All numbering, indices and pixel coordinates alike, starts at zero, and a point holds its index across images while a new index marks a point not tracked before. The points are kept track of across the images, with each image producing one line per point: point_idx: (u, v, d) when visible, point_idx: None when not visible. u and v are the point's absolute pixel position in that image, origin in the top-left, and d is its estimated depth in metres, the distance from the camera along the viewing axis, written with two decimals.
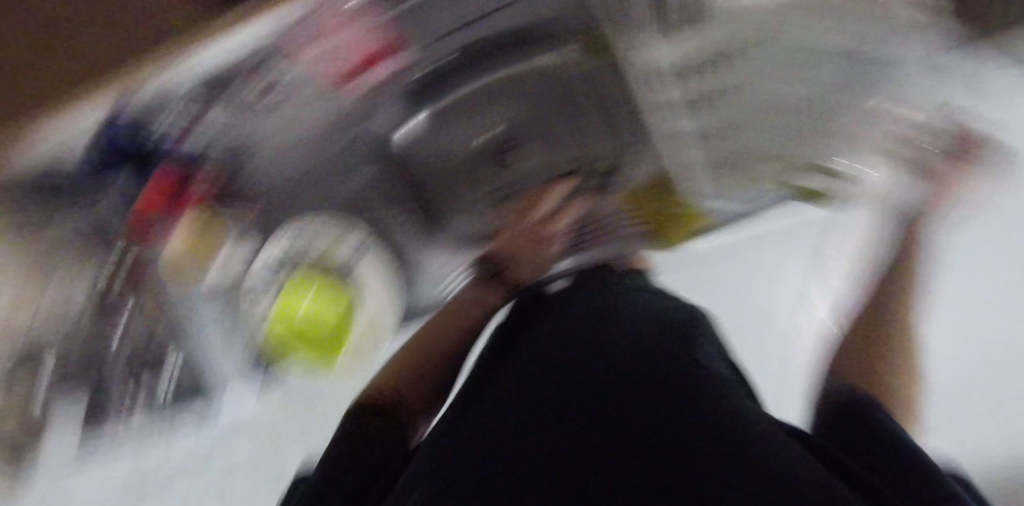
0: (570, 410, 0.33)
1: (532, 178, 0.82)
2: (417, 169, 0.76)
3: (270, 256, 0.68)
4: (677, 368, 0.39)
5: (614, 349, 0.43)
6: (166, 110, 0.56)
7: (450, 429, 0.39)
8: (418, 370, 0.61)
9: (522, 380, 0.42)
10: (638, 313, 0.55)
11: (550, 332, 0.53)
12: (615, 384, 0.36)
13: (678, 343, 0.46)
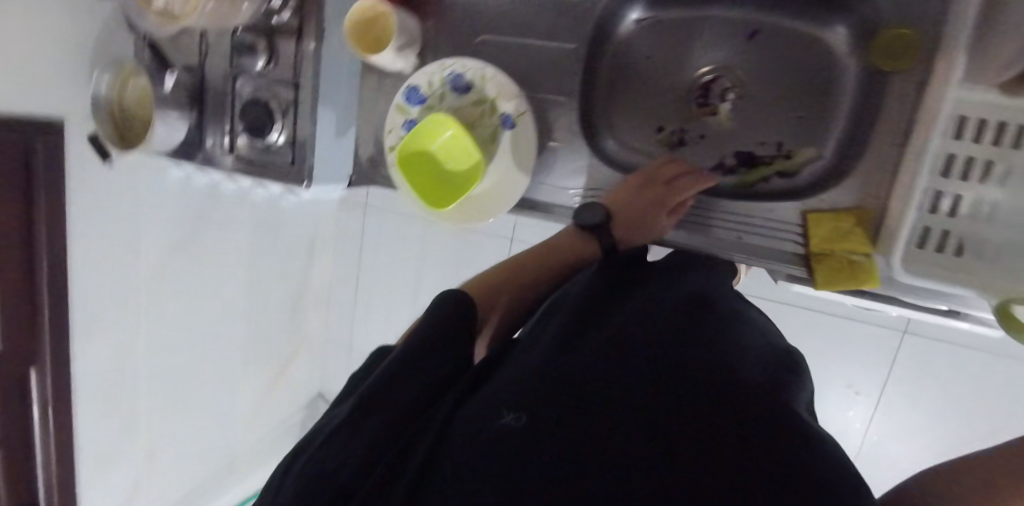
0: (631, 438, 0.33)
1: (724, 143, 0.67)
2: (612, 72, 0.68)
3: (434, 73, 0.63)
4: (741, 426, 0.34)
5: (682, 383, 0.39)
6: None
7: (517, 388, 0.40)
8: (511, 290, 0.57)
9: (601, 365, 0.42)
10: (750, 340, 0.50)
11: (646, 313, 0.50)
12: (660, 438, 0.33)
13: (768, 386, 0.41)
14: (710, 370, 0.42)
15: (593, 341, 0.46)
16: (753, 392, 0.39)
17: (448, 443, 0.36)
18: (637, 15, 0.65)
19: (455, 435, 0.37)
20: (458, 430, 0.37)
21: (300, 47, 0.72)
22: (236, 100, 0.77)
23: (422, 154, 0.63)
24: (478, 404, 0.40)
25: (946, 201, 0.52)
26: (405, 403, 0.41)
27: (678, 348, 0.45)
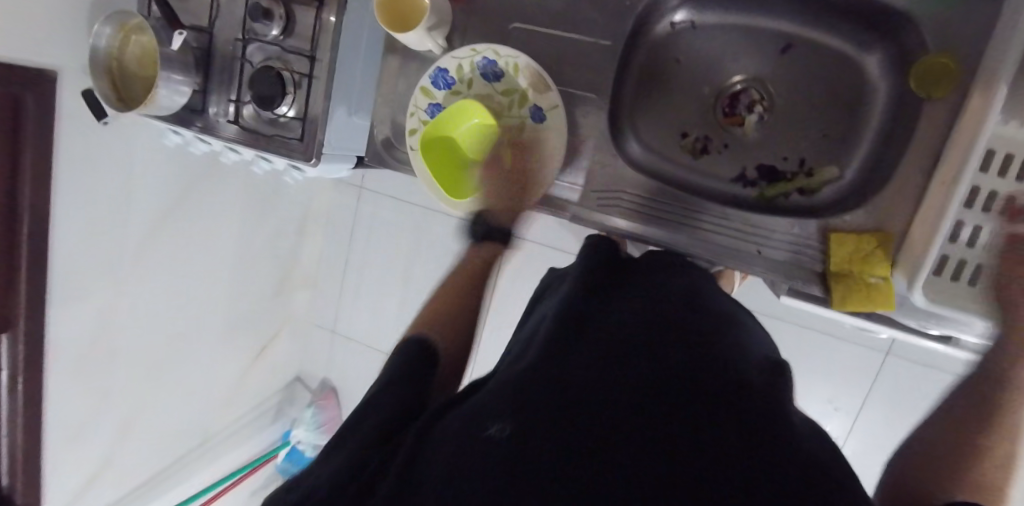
0: (629, 439, 0.32)
1: (748, 155, 0.66)
2: (642, 71, 0.66)
3: (464, 57, 0.61)
4: (728, 429, 0.34)
5: (673, 380, 0.39)
6: None
7: (510, 388, 0.39)
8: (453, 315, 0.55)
9: (596, 364, 0.41)
10: (744, 338, 0.50)
11: (641, 312, 0.49)
12: (651, 439, 0.32)
13: (758, 383, 0.40)
14: (703, 365, 0.41)
15: (591, 337, 0.45)
16: (743, 389, 0.38)
17: (436, 445, 0.35)
18: (674, 17, 0.64)
19: (445, 436, 0.36)
20: (448, 432, 0.36)
21: (319, 17, 0.68)
22: (247, 68, 0.73)
23: (443, 145, 0.62)
24: (470, 404, 0.39)
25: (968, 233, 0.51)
26: (392, 412, 0.42)
27: (672, 341, 0.45)
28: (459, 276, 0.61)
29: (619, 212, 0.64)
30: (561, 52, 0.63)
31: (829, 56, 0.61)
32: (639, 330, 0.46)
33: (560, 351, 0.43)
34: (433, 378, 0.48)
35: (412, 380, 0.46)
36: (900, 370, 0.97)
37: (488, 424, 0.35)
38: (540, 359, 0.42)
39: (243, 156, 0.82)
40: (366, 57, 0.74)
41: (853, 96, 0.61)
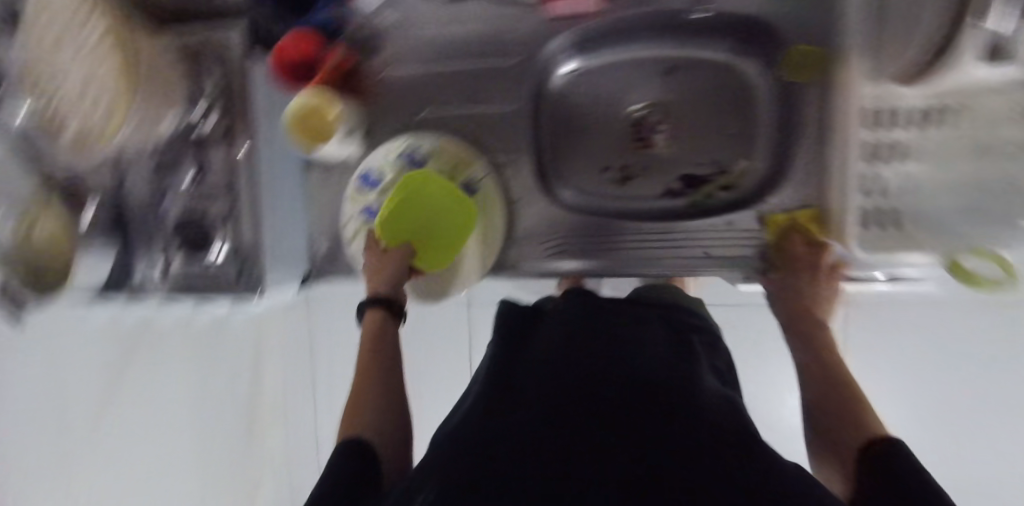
0: (641, 439, 0.43)
1: (667, 171, 0.70)
2: (550, 124, 0.69)
3: (386, 155, 0.62)
4: (664, 411, 0.46)
5: (620, 382, 0.49)
6: None
7: (529, 408, 0.47)
8: (378, 390, 0.54)
9: (591, 379, 0.50)
10: (652, 328, 0.61)
11: (610, 327, 0.59)
12: (627, 434, 0.43)
13: (671, 365, 0.53)
14: (632, 364, 0.52)
15: (546, 363, 0.54)
16: (666, 378, 0.51)
17: (471, 453, 0.43)
18: (567, 68, 0.67)
19: (481, 447, 0.43)
20: (479, 446, 0.43)
21: (231, 152, 0.67)
22: (165, 225, 0.70)
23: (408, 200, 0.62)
24: (460, 444, 0.45)
25: (874, 183, 0.55)
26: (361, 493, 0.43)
27: (602, 350, 0.55)
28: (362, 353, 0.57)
29: (552, 254, 0.72)
30: (473, 124, 0.67)
31: (712, 68, 0.65)
32: (579, 348, 0.55)
33: (557, 372, 0.52)
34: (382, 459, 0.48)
35: (361, 458, 0.46)
36: None
37: (484, 467, 0.41)
38: (511, 397, 0.50)
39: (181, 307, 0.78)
40: (285, 176, 0.74)
41: (744, 96, 0.66)
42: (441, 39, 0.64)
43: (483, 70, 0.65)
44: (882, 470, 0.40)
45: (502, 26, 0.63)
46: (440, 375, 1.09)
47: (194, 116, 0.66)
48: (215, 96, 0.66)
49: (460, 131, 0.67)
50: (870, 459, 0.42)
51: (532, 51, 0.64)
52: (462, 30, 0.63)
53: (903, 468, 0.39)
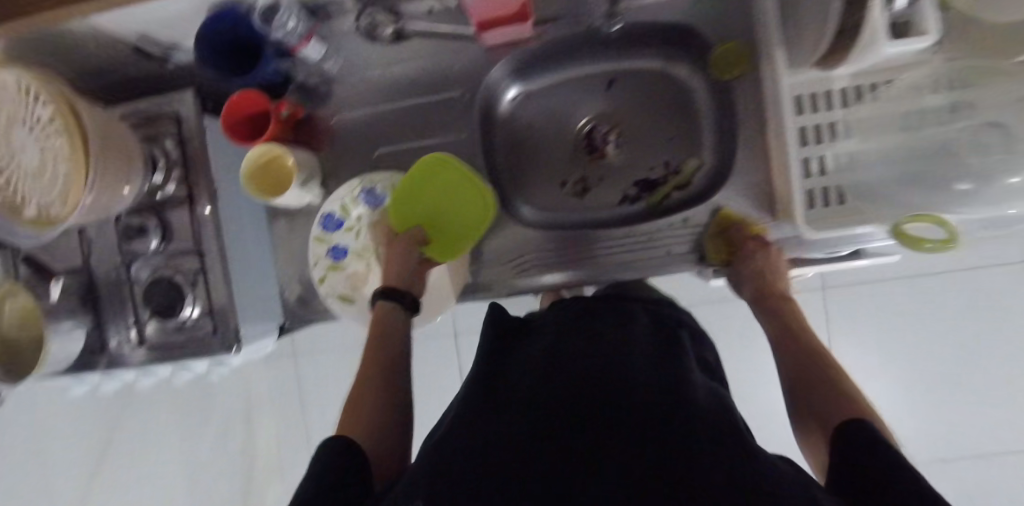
0: (637, 432, 0.38)
1: (620, 179, 0.73)
2: (504, 147, 0.73)
3: (345, 195, 0.63)
4: (666, 407, 0.41)
5: (616, 379, 0.45)
6: (291, 19, 0.58)
7: (517, 410, 0.43)
8: (380, 400, 0.52)
9: (583, 375, 0.46)
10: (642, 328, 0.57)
11: (595, 327, 0.55)
12: (624, 430, 0.38)
13: (666, 365, 0.49)
14: (626, 362, 0.48)
15: (535, 367, 0.49)
16: (664, 376, 0.46)
17: (456, 466, 0.39)
18: (513, 92, 0.71)
19: (466, 457, 0.39)
20: (465, 457, 0.39)
21: (194, 213, 0.68)
22: (137, 289, 0.71)
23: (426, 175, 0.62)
24: (444, 458, 0.41)
25: (817, 164, 0.61)
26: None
27: (593, 348, 0.51)
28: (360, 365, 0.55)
29: (519, 273, 0.70)
30: (428, 156, 0.69)
31: (645, 77, 0.70)
32: (568, 349, 0.51)
33: (547, 373, 0.48)
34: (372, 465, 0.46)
35: (343, 467, 0.43)
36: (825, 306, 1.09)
37: (465, 479, 0.37)
38: (495, 406, 0.46)
39: (160, 375, 0.78)
40: (252, 230, 0.75)
41: (680, 99, 0.70)
42: (389, 80, 0.68)
43: (432, 104, 0.68)
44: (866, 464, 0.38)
45: (445, 62, 0.67)
46: (432, 411, 1.09)
47: (156, 182, 0.68)
48: (174, 160, 0.68)
49: (417, 165, 0.69)
50: (851, 447, 0.40)
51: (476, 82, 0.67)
52: (409, 70, 0.68)
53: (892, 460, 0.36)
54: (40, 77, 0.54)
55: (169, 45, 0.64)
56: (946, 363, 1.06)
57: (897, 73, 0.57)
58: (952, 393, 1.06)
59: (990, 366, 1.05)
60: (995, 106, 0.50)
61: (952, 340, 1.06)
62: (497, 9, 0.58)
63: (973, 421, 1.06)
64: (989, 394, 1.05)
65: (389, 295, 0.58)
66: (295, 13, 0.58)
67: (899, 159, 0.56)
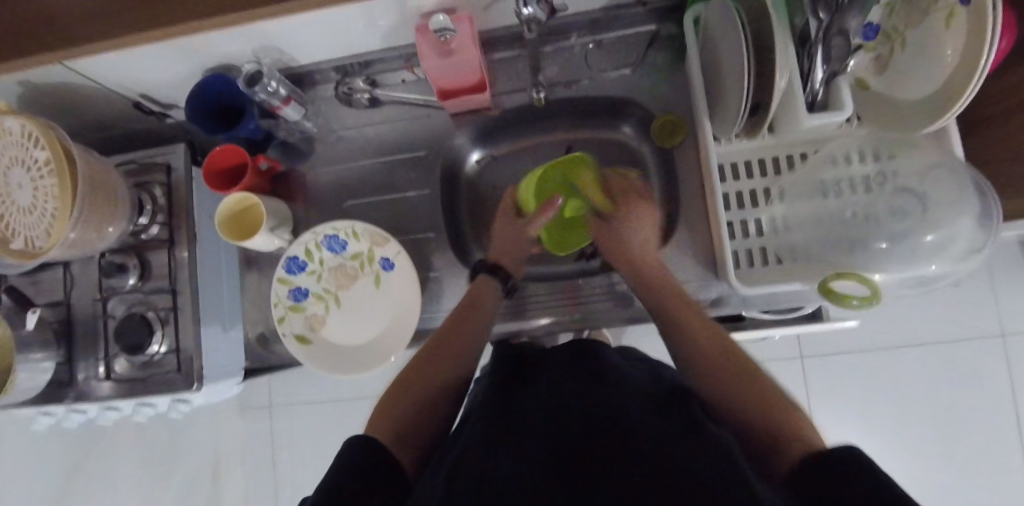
0: (643, 443, 0.38)
1: None
2: (468, 202, 0.79)
3: (309, 240, 0.67)
4: (669, 425, 0.41)
5: (618, 402, 0.45)
6: (274, 81, 0.64)
7: (531, 422, 0.44)
8: (412, 412, 0.54)
9: (584, 396, 0.46)
10: (637, 366, 0.58)
11: (610, 358, 0.57)
12: (628, 439, 0.38)
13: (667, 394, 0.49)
14: (627, 389, 0.48)
15: (532, 395, 0.50)
16: (664, 404, 0.46)
17: (469, 460, 0.41)
18: (476, 156, 0.79)
19: (477, 455, 0.42)
20: (476, 454, 0.42)
21: (172, 255, 0.74)
22: (110, 323, 0.74)
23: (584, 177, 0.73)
24: (455, 475, 0.41)
25: (753, 225, 0.66)
26: None
27: (592, 375, 0.51)
28: (398, 386, 0.58)
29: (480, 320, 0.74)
30: (393, 207, 0.74)
31: (596, 143, 0.78)
32: (567, 377, 0.51)
33: (546, 396, 0.48)
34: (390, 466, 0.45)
35: (357, 469, 0.43)
36: (802, 375, 1.08)
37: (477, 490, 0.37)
38: (495, 424, 0.46)
39: (123, 412, 0.79)
40: (228, 274, 0.80)
41: (629, 164, 0.77)
42: (363, 139, 0.75)
43: (400, 161, 0.74)
44: (831, 474, 0.33)
45: (414, 124, 0.74)
46: None
47: (140, 224, 0.73)
48: (159, 206, 0.74)
49: (383, 216, 0.74)
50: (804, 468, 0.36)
51: (443, 143, 0.74)
52: (381, 130, 0.74)
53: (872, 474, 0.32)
54: (39, 124, 0.60)
55: (165, 103, 0.74)
56: (933, 439, 1.03)
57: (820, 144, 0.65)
58: (941, 472, 1.02)
59: (978, 443, 1.01)
60: (913, 176, 0.59)
61: (937, 414, 1.03)
62: (459, 77, 0.65)
63: (965, 503, 1.01)
64: (980, 474, 1.01)
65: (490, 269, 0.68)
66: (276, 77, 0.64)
67: (829, 219, 0.61)
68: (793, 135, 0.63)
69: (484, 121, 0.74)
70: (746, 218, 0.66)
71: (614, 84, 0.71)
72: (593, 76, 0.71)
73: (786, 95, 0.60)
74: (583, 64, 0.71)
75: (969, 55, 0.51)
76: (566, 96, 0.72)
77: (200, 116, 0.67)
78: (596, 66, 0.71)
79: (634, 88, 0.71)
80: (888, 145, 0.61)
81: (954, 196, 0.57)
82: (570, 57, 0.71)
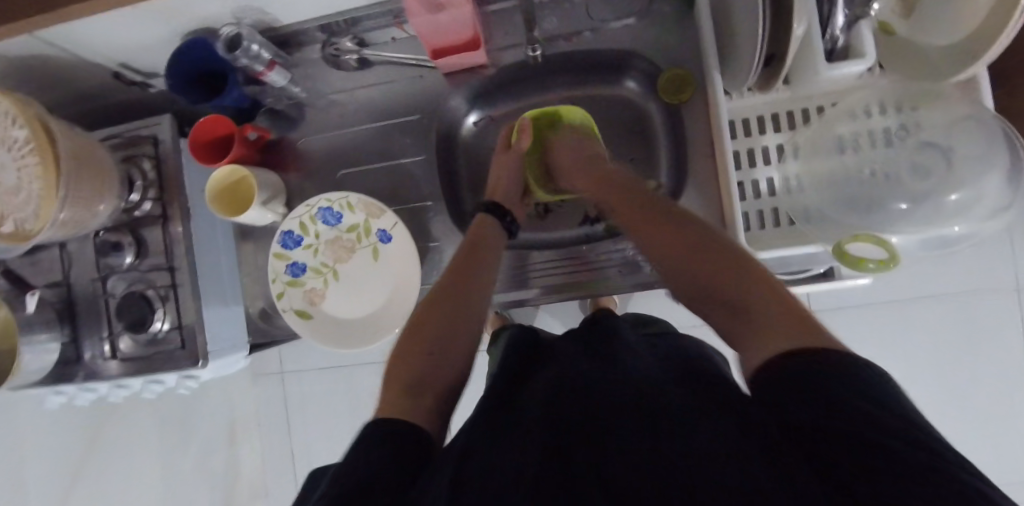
0: (642, 430, 0.36)
1: (575, 202, 0.75)
2: (468, 167, 0.76)
3: (303, 214, 0.65)
4: (677, 404, 0.39)
5: (622, 388, 0.42)
6: (257, 44, 0.61)
7: (518, 416, 0.42)
8: (416, 366, 0.49)
9: (582, 386, 0.44)
10: (642, 345, 0.55)
11: (620, 347, 0.54)
12: (629, 430, 0.36)
13: (677, 374, 0.46)
14: (627, 371, 0.46)
15: (533, 390, 0.48)
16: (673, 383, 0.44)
17: (471, 450, 0.39)
18: (474, 118, 0.75)
19: (478, 444, 0.40)
20: (478, 447, 0.39)
21: (167, 232, 0.72)
22: (111, 303, 0.74)
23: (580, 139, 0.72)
24: (451, 466, 0.38)
25: (766, 185, 0.63)
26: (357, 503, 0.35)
27: (591, 367, 0.49)
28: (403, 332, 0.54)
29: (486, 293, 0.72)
30: (389, 176, 0.71)
31: (601, 101, 0.73)
32: (568, 369, 0.49)
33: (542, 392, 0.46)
34: (401, 439, 0.41)
35: (367, 461, 0.39)
36: None
37: (476, 483, 0.35)
38: (497, 417, 0.44)
39: (134, 388, 0.80)
40: (224, 249, 0.79)
41: (635, 123, 0.73)
42: (354, 104, 0.71)
43: (394, 125, 0.71)
44: (819, 392, 0.32)
45: (407, 85, 0.70)
46: None
47: (132, 201, 0.71)
48: (150, 181, 0.72)
49: (379, 185, 0.71)
50: (784, 376, 0.34)
51: (441, 107, 0.70)
52: (372, 94, 0.71)
53: (863, 390, 0.31)
54: (12, 99, 0.57)
55: (147, 72, 0.71)
56: None
57: (841, 96, 0.61)
58: None
59: None
60: (938, 129, 0.56)
61: None
62: (452, 33, 0.61)
63: None
64: None
65: (489, 209, 0.66)
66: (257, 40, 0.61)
67: (849, 179, 0.59)
68: (809, 86, 0.59)
69: (482, 81, 0.70)
70: (751, 179, 0.63)
71: (618, 36, 0.67)
72: (596, 28, 0.67)
73: (803, 43, 0.56)
74: (584, 16, 0.66)
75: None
76: (568, 50, 0.68)
77: (179, 85, 0.63)
78: (599, 17, 0.66)
79: (640, 39, 0.66)
80: (917, 92, 0.57)
81: (979, 146, 0.54)
82: (570, 8, 0.67)
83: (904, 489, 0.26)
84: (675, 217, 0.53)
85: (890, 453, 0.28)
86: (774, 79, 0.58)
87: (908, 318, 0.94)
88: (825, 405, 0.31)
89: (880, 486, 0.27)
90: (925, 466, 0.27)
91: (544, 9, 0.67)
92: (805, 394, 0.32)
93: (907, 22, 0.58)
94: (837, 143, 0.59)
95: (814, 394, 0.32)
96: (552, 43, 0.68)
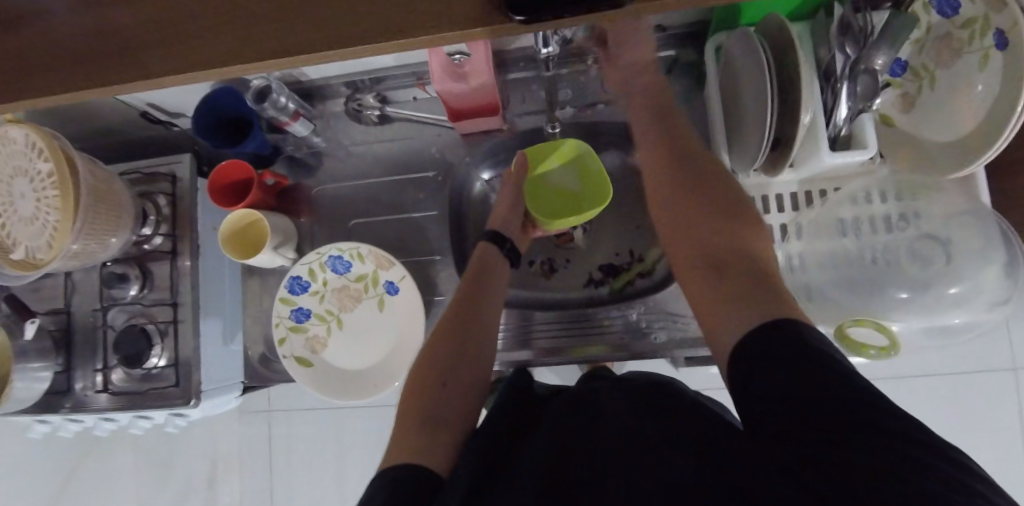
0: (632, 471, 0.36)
1: (582, 264, 0.76)
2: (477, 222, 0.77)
3: (312, 261, 0.66)
4: (669, 441, 0.38)
5: (613, 426, 0.42)
6: (285, 95, 0.64)
7: (521, 451, 0.44)
8: (420, 414, 0.49)
9: (585, 419, 0.44)
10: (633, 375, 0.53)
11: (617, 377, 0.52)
12: (625, 479, 0.36)
13: (667, 394, 0.45)
14: (615, 403, 0.46)
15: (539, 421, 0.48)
16: (660, 409, 0.43)
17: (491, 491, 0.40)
18: (486, 176, 0.76)
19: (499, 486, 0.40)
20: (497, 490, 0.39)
21: (174, 266, 0.73)
22: (109, 334, 0.73)
23: (584, 166, 0.67)
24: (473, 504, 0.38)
25: None
26: None
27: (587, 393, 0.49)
28: (413, 375, 0.55)
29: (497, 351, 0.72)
30: (399, 227, 0.72)
31: (610, 167, 0.76)
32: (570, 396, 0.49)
33: (548, 421, 0.46)
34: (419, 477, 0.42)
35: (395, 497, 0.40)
36: None
37: None
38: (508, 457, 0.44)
39: (120, 423, 0.78)
40: (228, 286, 0.79)
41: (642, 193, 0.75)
42: (371, 155, 0.73)
43: (407, 179, 0.73)
44: (805, 373, 0.33)
45: (423, 139, 0.72)
46: None
47: (143, 235, 0.71)
48: (163, 215, 0.73)
49: (388, 233, 0.73)
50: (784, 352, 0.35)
51: (455, 164, 0.72)
52: (390, 147, 0.73)
53: (845, 378, 0.33)
54: (42, 134, 0.59)
55: (174, 112, 0.73)
56: None
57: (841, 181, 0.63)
58: None
59: None
60: (937, 219, 0.57)
61: None
62: (473, 100, 0.64)
63: None
64: None
65: (494, 238, 0.66)
66: (284, 91, 0.64)
67: (857, 265, 0.60)
68: (812, 171, 0.61)
69: (496, 142, 0.72)
70: None
71: None
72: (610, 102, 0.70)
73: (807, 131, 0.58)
74: (599, 90, 0.70)
75: (1003, 98, 0.49)
76: (581, 119, 0.71)
77: (205, 129, 0.65)
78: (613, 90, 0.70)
79: None
80: (920, 183, 0.59)
81: (978, 240, 0.56)
82: (585, 81, 0.70)
83: (901, 491, 0.27)
84: (693, 161, 0.54)
85: (893, 466, 0.28)
86: (780, 163, 0.60)
87: (907, 397, 0.93)
88: (807, 378, 0.33)
89: (875, 487, 0.28)
90: (924, 473, 0.28)
91: (561, 80, 0.70)
92: (787, 359, 0.34)
93: (904, 117, 0.61)
94: (844, 229, 0.61)
95: (795, 361, 0.34)
96: (567, 112, 0.71)
